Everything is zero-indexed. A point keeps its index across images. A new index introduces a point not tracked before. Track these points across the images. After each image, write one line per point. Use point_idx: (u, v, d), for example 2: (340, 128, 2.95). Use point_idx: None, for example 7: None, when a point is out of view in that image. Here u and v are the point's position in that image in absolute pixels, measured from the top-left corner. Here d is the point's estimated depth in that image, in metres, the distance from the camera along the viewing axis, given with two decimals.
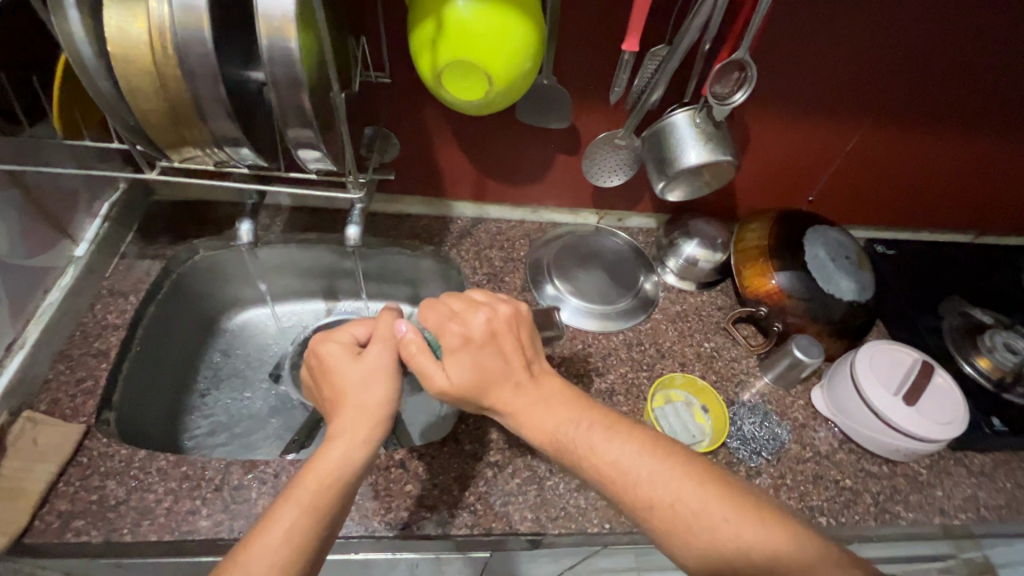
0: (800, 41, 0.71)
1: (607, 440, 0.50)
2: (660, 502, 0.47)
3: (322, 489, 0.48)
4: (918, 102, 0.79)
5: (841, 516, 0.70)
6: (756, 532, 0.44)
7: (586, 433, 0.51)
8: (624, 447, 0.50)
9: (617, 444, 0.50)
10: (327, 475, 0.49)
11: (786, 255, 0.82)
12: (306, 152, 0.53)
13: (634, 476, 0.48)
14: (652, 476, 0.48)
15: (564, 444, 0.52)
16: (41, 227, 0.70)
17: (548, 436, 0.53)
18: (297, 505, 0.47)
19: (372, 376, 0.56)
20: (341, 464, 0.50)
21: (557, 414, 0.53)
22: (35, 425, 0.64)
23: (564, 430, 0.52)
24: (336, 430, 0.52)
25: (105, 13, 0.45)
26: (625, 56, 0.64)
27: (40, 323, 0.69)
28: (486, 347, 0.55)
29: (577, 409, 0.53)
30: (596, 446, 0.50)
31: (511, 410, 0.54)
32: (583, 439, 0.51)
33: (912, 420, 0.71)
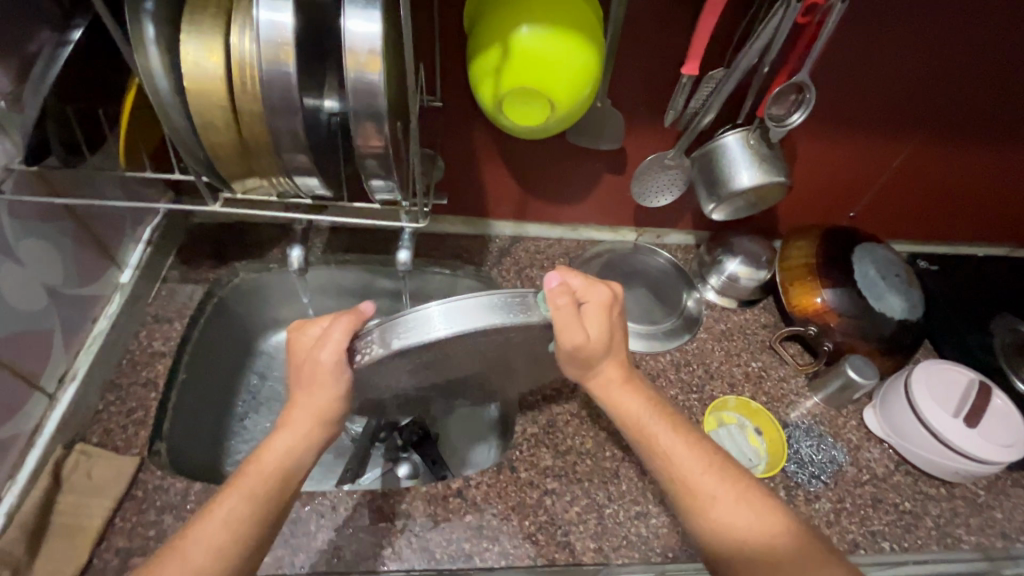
0: (854, 61, 0.70)
1: (678, 441, 0.55)
2: (719, 505, 0.51)
3: (265, 481, 0.49)
4: (968, 120, 0.78)
5: (904, 541, 0.69)
6: (770, 530, 0.50)
7: (664, 431, 0.56)
8: (692, 453, 0.55)
9: (687, 449, 0.55)
10: (275, 468, 0.50)
11: (835, 273, 0.81)
12: (376, 181, 0.53)
13: (663, 445, 0.55)
14: (710, 478, 0.53)
15: (645, 434, 0.56)
16: (90, 255, 0.69)
17: (636, 424, 0.57)
18: (241, 493, 0.48)
19: (334, 371, 0.52)
20: (282, 458, 0.50)
21: (645, 401, 0.58)
22: (89, 457, 0.63)
23: (653, 424, 0.56)
24: (288, 422, 0.51)
25: (182, 47, 0.44)
26: (683, 78, 0.64)
27: (90, 353, 0.68)
28: (612, 318, 0.56)
29: (655, 408, 0.58)
30: (650, 414, 0.57)
31: (604, 385, 0.57)
32: (655, 429, 0.56)
33: (973, 443, 0.70)
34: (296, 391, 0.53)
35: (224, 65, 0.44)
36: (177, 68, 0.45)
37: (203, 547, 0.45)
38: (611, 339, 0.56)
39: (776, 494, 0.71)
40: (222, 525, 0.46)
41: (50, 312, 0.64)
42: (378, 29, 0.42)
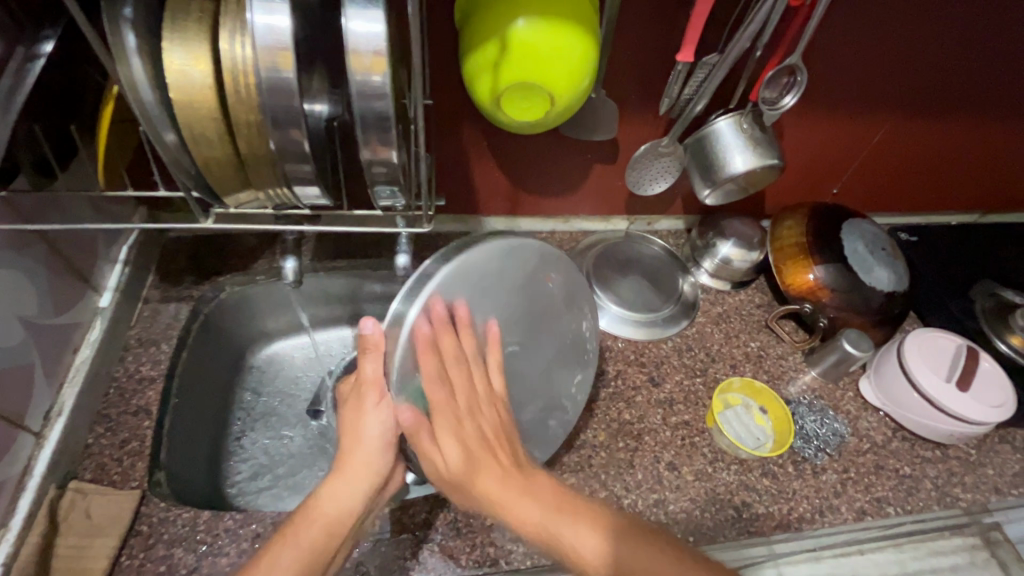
0: (841, 43, 0.70)
1: (564, 522, 0.48)
2: (583, 553, 0.47)
3: (325, 523, 0.49)
4: (946, 96, 0.80)
5: (907, 504, 0.73)
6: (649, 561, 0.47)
7: (563, 525, 0.48)
8: (587, 530, 0.48)
9: (584, 530, 0.47)
10: (328, 519, 0.49)
11: (826, 250, 0.82)
12: (383, 187, 0.51)
13: (531, 526, 0.48)
14: (601, 541, 0.47)
15: (539, 537, 0.48)
16: (64, 281, 0.64)
17: (494, 505, 0.49)
18: (295, 549, 0.47)
19: (394, 425, 0.53)
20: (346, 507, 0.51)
21: (536, 502, 0.49)
22: (85, 496, 0.60)
23: (555, 521, 0.48)
24: (343, 471, 0.52)
25: (165, 55, 0.41)
26: (680, 66, 0.64)
27: (75, 385, 0.64)
28: (532, 316, 0.57)
29: (550, 503, 0.49)
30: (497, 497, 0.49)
31: (464, 484, 0.50)
32: (557, 526, 0.48)
33: (965, 406, 0.73)
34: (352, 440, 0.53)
35: (213, 74, 0.41)
36: (163, 78, 0.42)
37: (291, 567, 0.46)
38: (472, 454, 0.51)
39: (785, 470, 0.73)
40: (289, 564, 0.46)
41: (28, 344, 0.59)
42: (382, 29, 0.40)
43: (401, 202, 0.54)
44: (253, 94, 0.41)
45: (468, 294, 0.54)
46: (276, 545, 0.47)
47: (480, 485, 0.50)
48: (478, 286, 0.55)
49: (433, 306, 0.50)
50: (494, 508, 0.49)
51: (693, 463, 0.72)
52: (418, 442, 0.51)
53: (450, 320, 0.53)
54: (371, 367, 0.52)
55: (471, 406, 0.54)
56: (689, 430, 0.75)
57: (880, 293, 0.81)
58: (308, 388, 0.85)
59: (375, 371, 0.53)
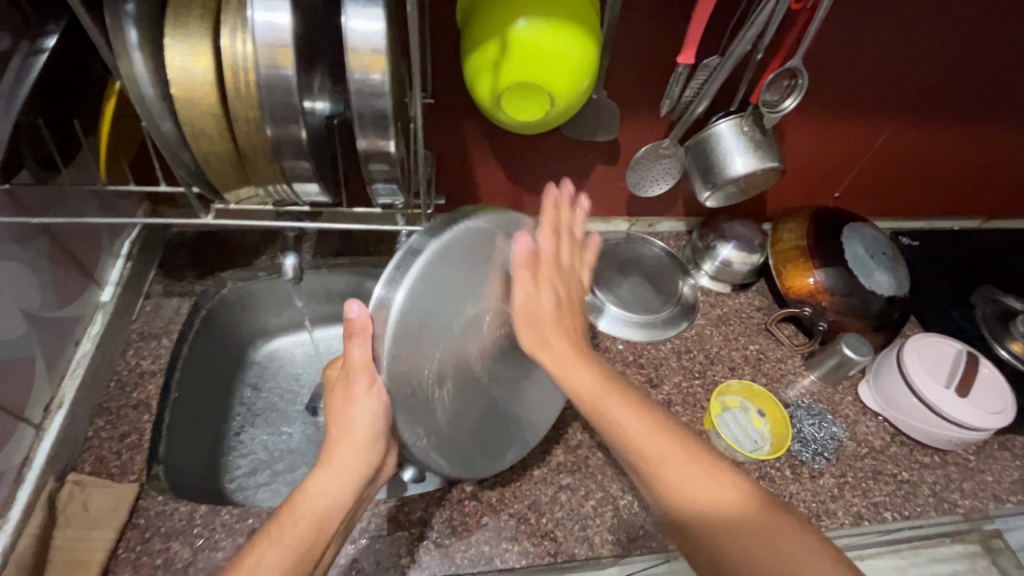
0: (843, 46, 0.70)
1: (617, 403, 0.50)
2: (711, 499, 0.44)
3: (311, 518, 0.48)
4: (949, 100, 0.80)
5: (904, 509, 0.72)
6: (711, 488, 0.44)
7: (614, 403, 0.50)
8: (669, 441, 0.47)
9: (624, 409, 0.49)
10: (315, 514, 0.48)
11: (827, 254, 0.82)
12: (382, 185, 0.51)
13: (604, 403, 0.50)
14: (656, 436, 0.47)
15: (591, 408, 0.50)
16: (67, 274, 0.65)
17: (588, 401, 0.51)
18: (280, 548, 0.46)
19: (384, 412, 0.50)
20: (333, 502, 0.50)
21: (594, 372, 0.52)
22: (83, 488, 0.60)
23: (657, 433, 0.47)
24: (332, 462, 0.51)
25: (167, 52, 0.41)
26: (680, 68, 0.64)
27: (75, 378, 0.65)
28: (559, 287, 0.57)
29: (606, 380, 0.52)
30: (622, 418, 0.49)
31: (559, 359, 0.53)
32: (606, 404, 0.50)
33: (965, 412, 0.72)
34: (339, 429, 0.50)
35: (214, 71, 0.42)
36: (164, 75, 0.42)
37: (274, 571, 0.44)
38: (564, 360, 0.53)
39: (782, 473, 0.73)
40: (271, 563, 0.45)
41: (30, 336, 0.60)
42: (381, 28, 0.40)
43: (400, 200, 0.54)
44: (253, 91, 0.42)
45: (454, 276, 0.52)
46: (259, 543, 0.46)
47: (542, 364, 0.54)
48: (462, 267, 0.53)
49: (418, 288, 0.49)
50: (569, 389, 0.52)
51: None
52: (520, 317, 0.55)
53: (445, 300, 0.51)
54: (359, 353, 0.48)
55: (564, 345, 0.54)
56: (687, 432, 0.75)
57: (880, 297, 0.80)
58: (307, 384, 0.85)
59: (360, 357, 0.49)
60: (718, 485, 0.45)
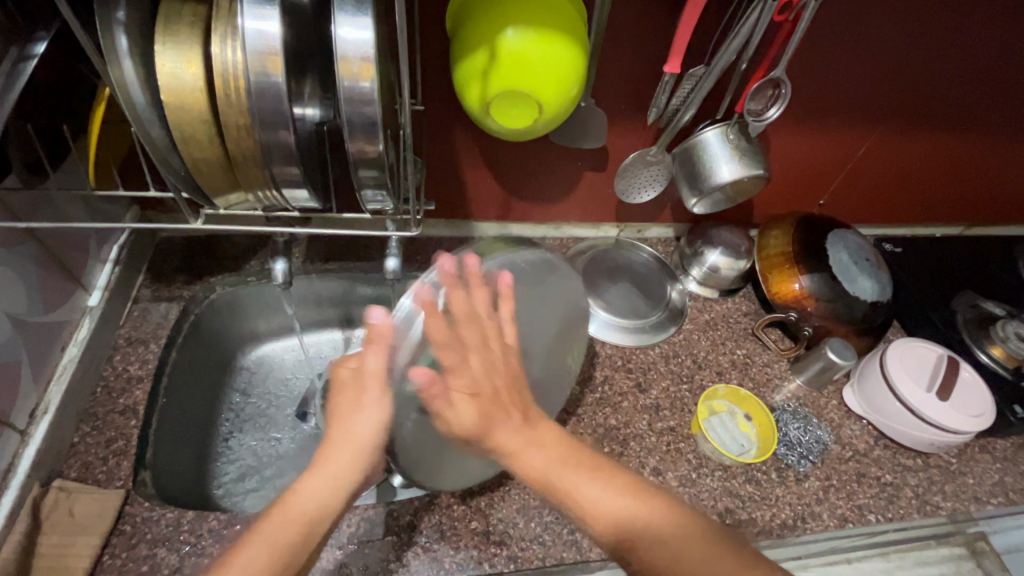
0: (825, 58, 0.72)
1: (539, 442, 0.53)
2: (596, 508, 0.49)
3: (301, 521, 0.48)
4: (929, 110, 0.82)
5: (888, 512, 0.73)
6: (649, 513, 0.49)
7: (510, 435, 0.54)
8: (554, 454, 0.53)
9: (539, 453, 0.53)
10: (303, 515, 0.48)
11: (811, 260, 0.83)
12: (372, 190, 0.51)
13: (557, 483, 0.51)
14: (594, 483, 0.51)
15: (497, 448, 0.54)
16: (54, 279, 0.65)
17: (540, 477, 0.52)
18: (269, 546, 0.46)
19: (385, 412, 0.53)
20: (325, 504, 0.50)
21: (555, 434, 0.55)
22: (69, 494, 0.59)
23: (561, 470, 0.52)
24: (323, 463, 0.52)
25: (157, 58, 0.41)
26: (667, 77, 0.65)
27: (62, 383, 0.64)
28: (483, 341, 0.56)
29: (514, 414, 0.55)
30: (580, 483, 0.51)
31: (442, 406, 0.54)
32: (514, 444, 0.53)
33: (945, 415, 0.74)
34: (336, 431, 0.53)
35: (204, 77, 0.42)
36: (154, 81, 0.43)
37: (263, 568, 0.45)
38: (485, 404, 0.55)
39: (768, 476, 0.74)
40: (260, 560, 0.45)
41: (16, 341, 0.60)
42: (370, 36, 0.41)
43: (390, 206, 0.55)
44: (243, 97, 0.42)
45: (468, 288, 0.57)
46: (246, 541, 0.47)
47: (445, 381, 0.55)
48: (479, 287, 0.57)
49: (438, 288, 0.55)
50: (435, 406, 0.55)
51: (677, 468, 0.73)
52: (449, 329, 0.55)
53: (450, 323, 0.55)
54: (375, 360, 0.53)
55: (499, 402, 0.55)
56: (675, 436, 0.76)
57: (864, 303, 0.82)
58: (297, 389, 0.85)
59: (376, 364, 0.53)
60: (635, 497, 0.50)
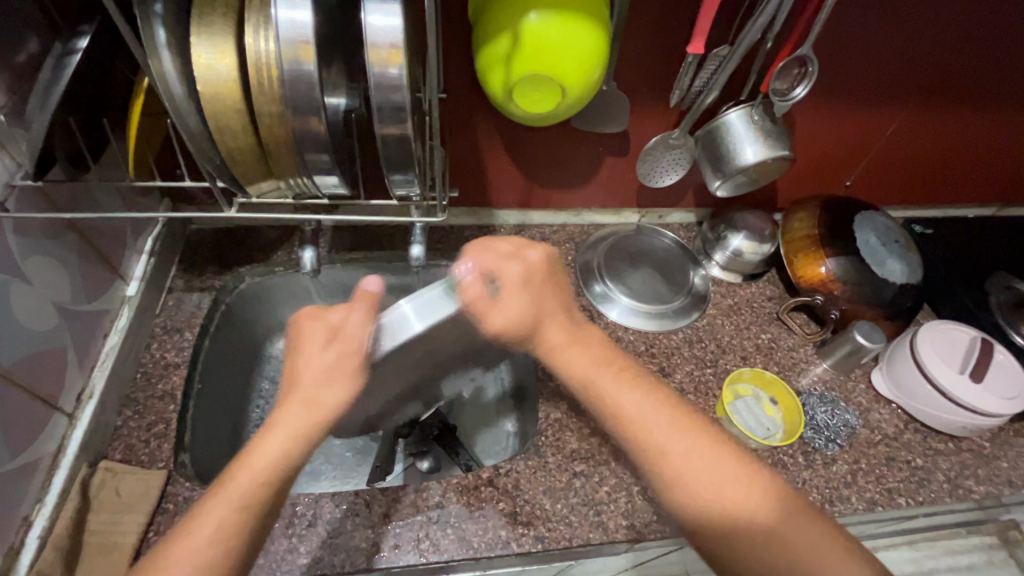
0: (854, 34, 0.70)
1: (624, 388, 0.57)
2: (678, 466, 0.53)
3: (260, 485, 0.47)
4: (963, 86, 0.80)
5: (919, 495, 0.73)
6: (737, 485, 0.51)
7: (607, 379, 0.58)
8: (643, 400, 0.56)
9: (672, 437, 0.54)
10: (265, 472, 0.48)
11: (838, 243, 0.82)
12: (400, 176, 0.52)
13: (649, 426, 0.54)
14: (674, 434, 0.54)
15: (590, 386, 0.58)
16: (96, 268, 0.67)
17: (582, 378, 0.59)
18: (226, 502, 0.46)
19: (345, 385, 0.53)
20: (278, 461, 0.48)
21: (593, 353, 0.60)
22: (115, 474, 0.62)
23: (598, 370, 0.59)
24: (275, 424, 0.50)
25: (193, 50, 0.43)
26: (690, 58, 0.65)
27: (105, 368, 0.67)
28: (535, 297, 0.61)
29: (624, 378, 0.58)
30: (621, 399, 0.56)
31: (548, 350, 0.61)
32: (638, 412, 0.56)
33: (977, 397, 0.73)
34: (293, 387, 0.52)
35: (238, 67, 0.43)
36: (191, 72, 0.44)
37: (188, 560, 0.43)
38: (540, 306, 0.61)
39: (795, 459, 0.73)
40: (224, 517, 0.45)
41: (63, 329, 0.62)
42: (399, 23, 0.41)
43: (416, 192, 0.56)
44: (277, 86, 0.43)
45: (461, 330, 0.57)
46: (208, 500, 0.46)
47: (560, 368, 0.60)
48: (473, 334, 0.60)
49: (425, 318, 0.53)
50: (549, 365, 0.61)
51: None
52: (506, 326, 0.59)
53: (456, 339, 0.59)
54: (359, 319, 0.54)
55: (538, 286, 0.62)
56: None
57: (893, 285, 0.80)
58: None
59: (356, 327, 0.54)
60: (738, 472, 0.52)
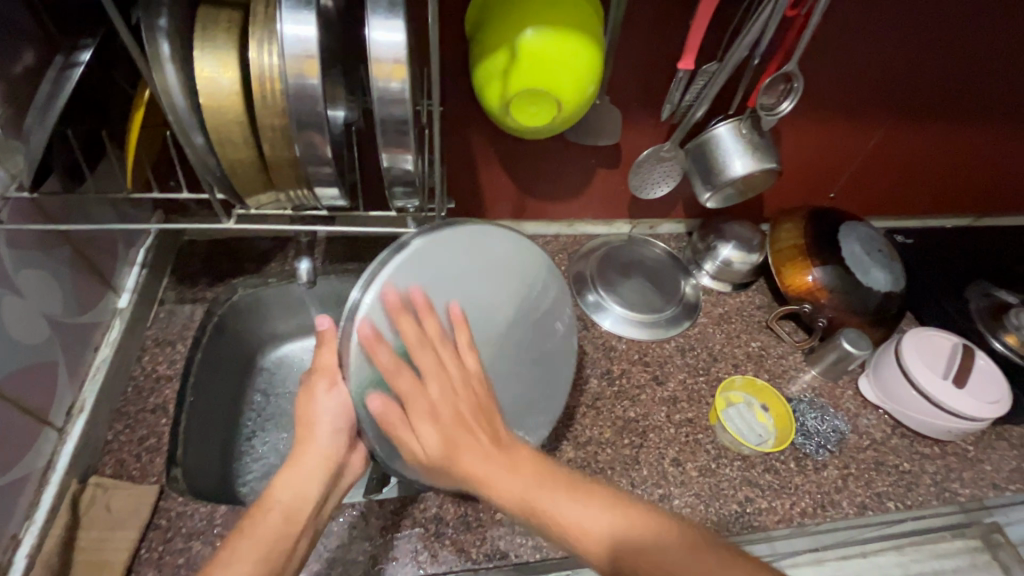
0: (837, 52, 0.73)
1: (498, 475, 0.46)
2: (584, 529, 0.42)
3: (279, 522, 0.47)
4: (940, 101, 0.83)
5: (907, 499, 0.74)
6: (633, 523, 0.43)
7: (549, 496, 0.44)
8: (520, 481, 0.45)
9: (580, 506, 0.43)
10: (284, 507, 0.48)
11: (824, 252, 0.84)
12: (401, 189, 0.53)
13: (540, 501, 0.44)
14: (539, 487, 0.45)
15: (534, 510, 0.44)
16: (88, 281, 0.66)
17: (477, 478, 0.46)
18: (251, 543, 0.45)
19: (347, 412, 0.53)
20: (295, 503, 0.49)
21: (514, 472, 0.46)
22: (105, 490, 0.61)
23: (534, 492, 0.45)
24: (296, 463, 0.51)
25: (197, 64, 0.43)
26: (681, 74, 0.67)
27: (96, 382, 0.66)
28: (449, 385, 0.52)
29: (508, 457, 0.48)
30: (489, 475, 0.46)
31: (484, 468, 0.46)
32: (537, 498, 0.44)
33: (961, 401, 0.75)
34: (306, 435, 0.52)
35: (240, 80, 0.44)
36: (193, 85, 0.44)
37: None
38: (450, 439, 0.48)
39: (787, 465, 0.75)
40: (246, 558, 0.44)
41: (53, 343, 0.61)
42: (401, 38, 0.42)
43: (414, 204, 0.56)
44: (281, 100, 0.44)
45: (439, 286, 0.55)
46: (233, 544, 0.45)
47: (460, 462, 0.47)
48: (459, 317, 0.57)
49: (385, 286, 0.52)
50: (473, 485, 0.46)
51: (697, 459, 0.74)
52: (408, 425, 0.51)
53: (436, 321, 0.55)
54: (328, 356, 0.54)
55: (463, 423, 0.49)
56: (693, 427, 0.77)
57: (878, 294, 0.83)
58: None
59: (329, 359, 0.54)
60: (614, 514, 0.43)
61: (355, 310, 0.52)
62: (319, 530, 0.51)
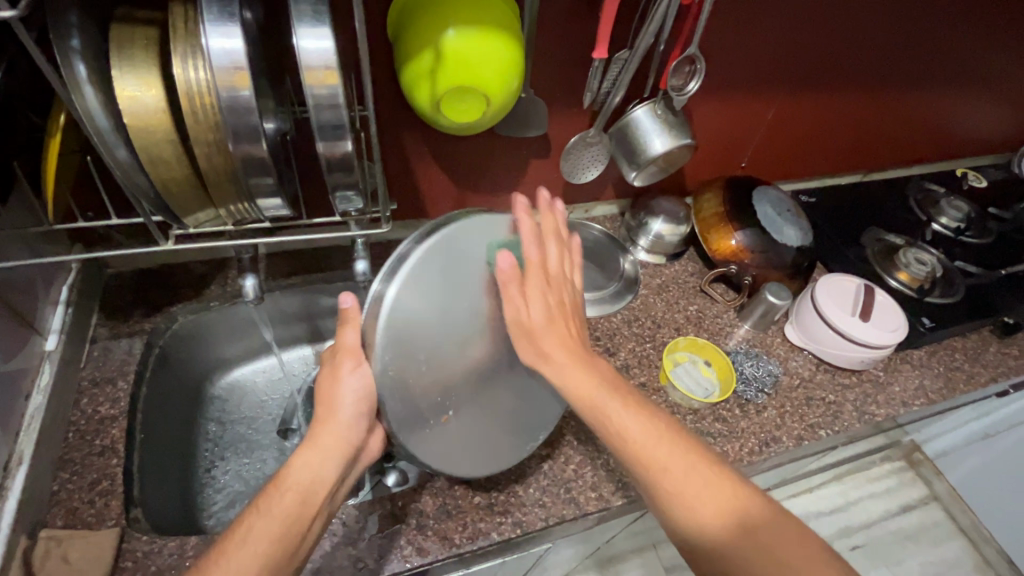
0: (730, 33, 0.81)
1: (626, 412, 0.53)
2: (690, 502, 0.48)
3: (293, 501, 0.49)
4: (823, 71, 0.93)
5: (835, 425, 0.83)
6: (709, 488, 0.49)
7: (613, 404, 0.54)
8: (637, 417, 0.53)
9: (634, 418, 0.53)
10: (301, 489, 0.49)
11: (741, 216, 0.93)
12: (344, 193, 0.54)
13: (648, 458, 0.51)
14: (657, 444, 0.51)
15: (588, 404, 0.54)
16: (8, 325, 0.62)
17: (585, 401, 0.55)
18: (267, 516, 0.47)
19: (369, 396, 0.52)
20: (312, 484, 0.50)
21: (590, 374, 0.56)
22: (60, 541, 0.57)
23: (619, 409, 0.53)
24: (315, 442, 0.52)
25: (116, 84, 0.42)
26: (596, 62, 0.71)
27: (31, 432, 0.61)
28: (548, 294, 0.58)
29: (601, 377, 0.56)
30: (626, 422, 0.53)
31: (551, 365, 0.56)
32: (601, 400, 0.54)
33: (868, 333, 0.85)
34: (328, 414, 0.52)
35: (165, 96, 0.43)
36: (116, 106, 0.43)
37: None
38: (554, 318, 0.58)
39: (732, 412, 0.82)
40: (260, 536, 0.46)
41: None
42: (331, 45, 0.43)
43: (357, 207, 0.57)
44: (212, 114, 0.44)
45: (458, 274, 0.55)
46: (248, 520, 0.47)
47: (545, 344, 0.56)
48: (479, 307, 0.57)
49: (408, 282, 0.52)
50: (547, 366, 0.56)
51: None
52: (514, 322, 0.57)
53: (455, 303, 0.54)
54: (353, 336, 0.52)
55: (564, 313, 0.59)
56: (647, 390, 0.82)
57: (791, 249, 0.92)
58: (274, 407, 0.84)
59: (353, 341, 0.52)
60: (709, 482, 0.50)
61: (379, 300, 0.51)
62: (328, 514, 0.53)
